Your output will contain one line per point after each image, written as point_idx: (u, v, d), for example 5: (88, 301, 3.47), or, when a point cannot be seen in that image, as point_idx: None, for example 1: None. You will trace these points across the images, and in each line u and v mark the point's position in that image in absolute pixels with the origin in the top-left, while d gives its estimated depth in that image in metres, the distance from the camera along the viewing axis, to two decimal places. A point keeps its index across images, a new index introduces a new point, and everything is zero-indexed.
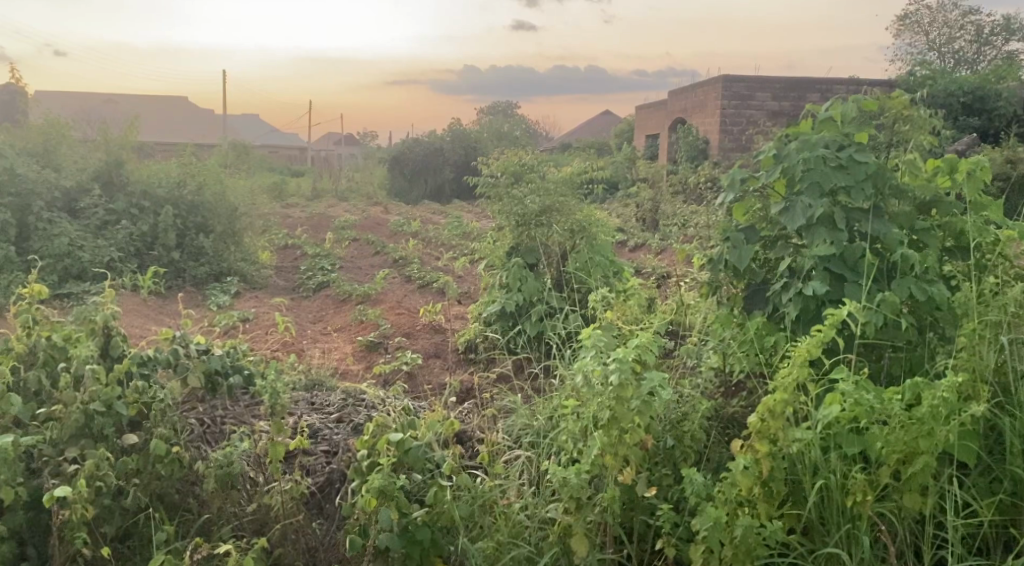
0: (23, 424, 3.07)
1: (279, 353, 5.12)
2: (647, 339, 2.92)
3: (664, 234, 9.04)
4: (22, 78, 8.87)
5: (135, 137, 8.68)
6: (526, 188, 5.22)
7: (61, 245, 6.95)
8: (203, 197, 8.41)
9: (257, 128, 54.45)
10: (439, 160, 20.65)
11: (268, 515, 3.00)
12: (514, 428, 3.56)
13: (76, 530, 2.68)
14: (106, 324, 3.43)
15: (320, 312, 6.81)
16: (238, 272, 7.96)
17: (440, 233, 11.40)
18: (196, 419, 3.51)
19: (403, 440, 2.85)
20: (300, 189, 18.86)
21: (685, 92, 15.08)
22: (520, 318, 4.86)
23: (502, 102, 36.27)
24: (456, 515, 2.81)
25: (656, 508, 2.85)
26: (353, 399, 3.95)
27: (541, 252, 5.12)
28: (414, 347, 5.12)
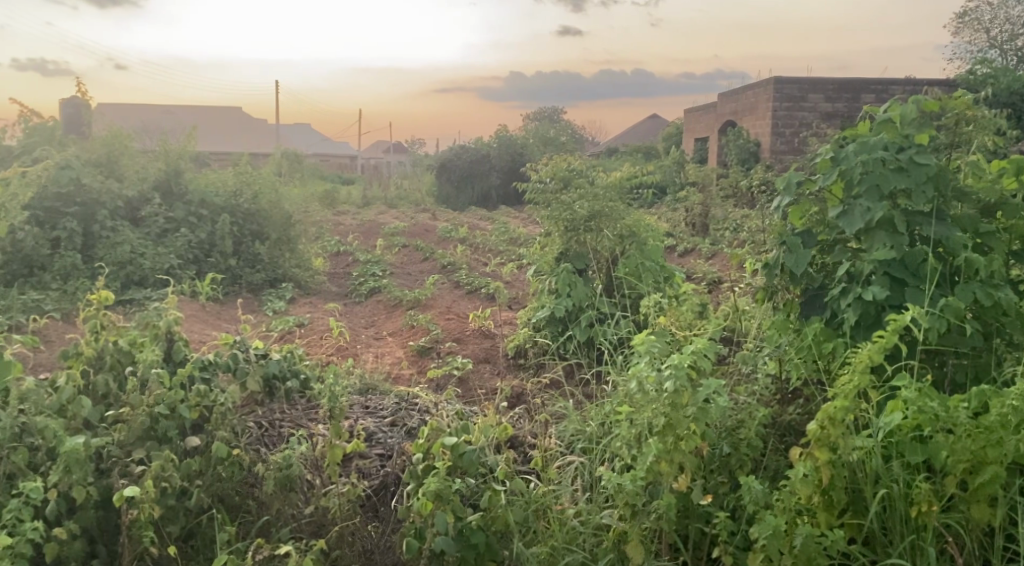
0: (92, 425, 3.16)
1: (333, 358, 5.20)
2: (702, 345, 2.89)
3: (715, 238, 8.92)
4: (87, 92, 9.19)
5: (193, 147, 8.93)
6: (575, 194, 5.22)
7: (123, 252, 7.17)
8: (259, 205, 8.61)
9: (308, 136, 55.35)
10: (486, 166, 20.75)
11: (326, 517, 3.05)
12: (567, 433, 3.54)
13: (143, 529, 2.76)
14: (169, 329, 3.59)
15: (372, 318, 6.88)
16: (292, 278, 8.11)
17: (487, 239, 11.46)
18: (255, 422, 3.58)
19: (458, 444, 2.88)
20: (350, 197, 19.14)
21: (735, 95, 14.89)
22: (570, 324, 4.86)
23: (548, 108, 36.31)
24: (511, 520, 2.82)
25: (711, 516, 2.83)
26: (407, 403, 3.99)
27: (590, 257, 5.11)
28: (465, 352, 5.16)
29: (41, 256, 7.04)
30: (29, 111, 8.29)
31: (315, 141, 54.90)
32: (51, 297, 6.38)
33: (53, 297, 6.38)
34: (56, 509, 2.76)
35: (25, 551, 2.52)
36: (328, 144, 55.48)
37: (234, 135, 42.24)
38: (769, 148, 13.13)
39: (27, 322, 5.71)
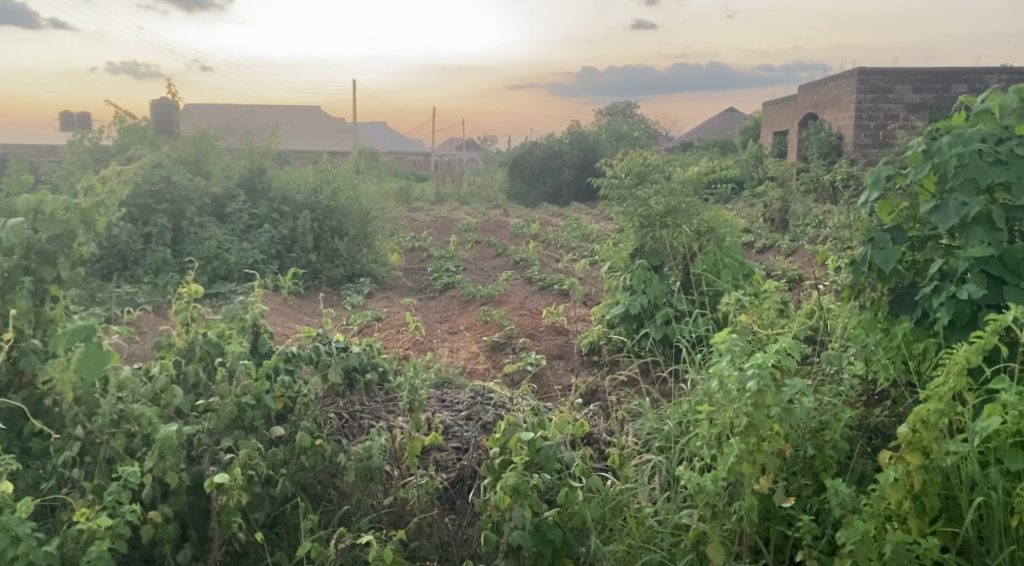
0: (184, 414, 3.29)
1: (411, 351, 5.29)
2: (787, 344, 2.81)
3: (794, 234, 8.69)
4: (177, 94, 9.55)
5: (275, 145, 9.20)
6: (651, 189, 5.14)
7: (210, 247, 7.43)
8: (338, 203, 8.82)
9: (382, 134, 56.34)
10: (558, 162, 20.74)
11: (404, 509, 3.12)
12: (643, 431, 3.49)
13: (232, 515, 2.85)
14: (255, 322, 3.72)
15: (447, 313, 6.97)
16: (369, 273, 8.28)
17: (560, 235, 11.46)
18: (336, 414, 3.65)
19: (535, 439, 2.89)
20: (424, 195, 19.43)
21: (816, 86, 14.46)
22: (646, 321, 4.81)
23: (620, 103, 35.98)
24: (588, 517, 2.83)
25: (793, 519, 2.77)
26: (482, 397, 4.02)
27: (666, 254, 5.03)
28: (539, 348, 5.17)
29: (135, 251, 7.37)
30: (124, 112, 8.66)
31: (389, 138, 55.84)
32: (143, 290, 6.67)
33: (146, 291, 6.67)
34: (151, 493, 2.88)
35: (124, 533, 2.64)
36: (403, 142, 56.25)
37: (312, 134, 43.33)
38: (852, 141, 12.70)
39: (122, 313, 5.99)
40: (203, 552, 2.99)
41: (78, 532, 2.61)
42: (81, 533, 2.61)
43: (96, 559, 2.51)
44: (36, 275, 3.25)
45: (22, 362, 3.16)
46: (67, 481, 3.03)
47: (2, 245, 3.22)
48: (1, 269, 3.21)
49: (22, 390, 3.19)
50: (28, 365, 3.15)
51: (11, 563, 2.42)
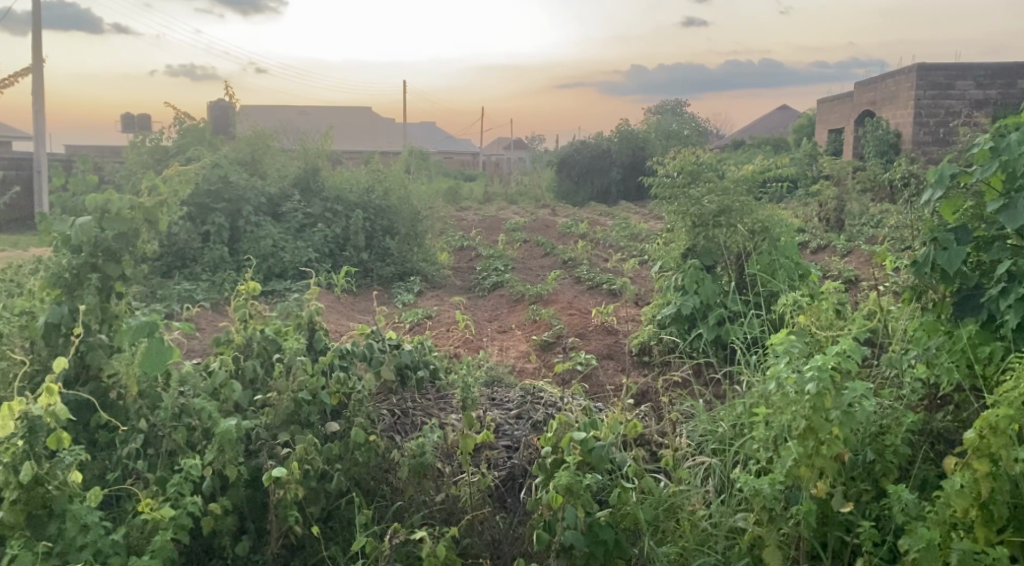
0: (242, 409, 3.35)
1: (461, 349, 5.31)
2: (848, 346, 2.76)
3: (850, 235, 8.49)
4: (234, 95, 9.76)
5: (328, 146, 9.34)
6: (704, 188, 5.06)
7: (266, 246, 7.58)
8: (389, 202, 8.92)
9: (430, 133, 56.74)
10: (606, 161, 20.63)
11: (456, 505, 3.14)
12: (696, 433, 3.45)
13: (289, 509, 2.90)
14: (311, 319, 3.79)
15: (495, 312, 6.99)
16: (419, 272, 8.36)
17: (609, 234, 11.39)
18: (388, 410, 3.69)
19: (587, 439, 2.87)
20: (472, 194, 19.52)
21: (874, 83, 14.11)
22: (698, 322, 4.76)
23: (668, 102, 35.62)
24: (641, 517, 2.82)
25: (852, 525, 2.71)
26: (532, 396, 4.02)
27: (720, 254, 4.95)
28: (589, 348, 5.15)
29: (194, 249, 7.54)
30: (183, 113, 8.88)
31: (437, 137, 56.20)
32: (202, 287, 6.82)
33: (204, 288, 6.83)
34: (211, 486, 2.94)
35: (186, 523, 2.71)
36: (451, 141, 56.54)
37: (362, 133, 43.86)
38: (911, 139, 12.37)
39: (182, 310, 6.15)
40: (261, 544, 3.05)
41: (143, 522, 2.69)
42: (146, 523, 2.69)
43: (160, 549, 2.59)
44: (103, 271, 3.34)
45: (89, 356, 3.23)
46: (131, 472, 3.10)
47: (72, 243, 3.33)
48: (71, 266, 3.32)
49: (89, 383, 3.26)
50: (94, 360, 3.22)
51: (80, 551, 2.50)
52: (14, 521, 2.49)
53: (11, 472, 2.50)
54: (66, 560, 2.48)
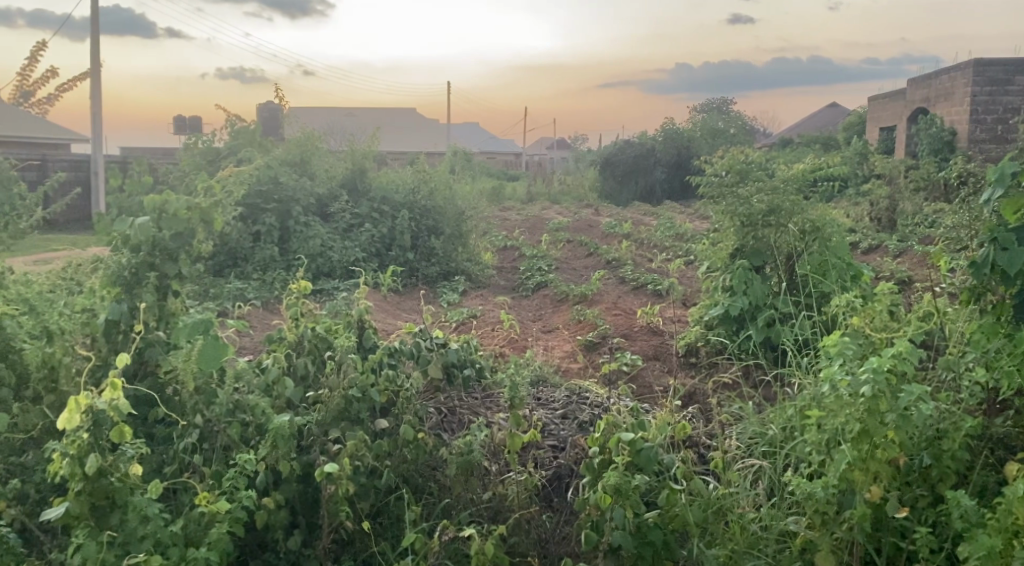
0: (294, 405, 3.41)
1: (507, 349, 5.33)
2: (904, 348, 2.71)
3: (903, 236, 8.30)
4: (284, 98, 9.93)
5: (375, 147, 9.45)
6: (752, 187, 4.97)
7: (314, 246, 7.69)
8: (434, 203, 8.99)
9: (473, 134, 56.99)
10: (651, 161, 20.49)
11: (503, 504, 3.16)
12: (745, 435, 3.42)
13: (340, 504, 2.95)
14: (360, 318, 3.84)
15: (540, 311, 7.00)
16: (464, 271, 8.42)
17: (653, 234, 11.32)
18: (435, 408, 3.72)
19: (636, 440, 2.86)
20: (516, 194, 19.55)
21: (928, 79, 13.77)
22: (746, 324, 4.70)
23: (714, 100, 35.24)
24: (690, 519, 2.80)
25: (908, 530, 2.67)
26: (578, 397, 4.02)
27: (769, 254, 4.87)
28: (635, 348, 5.12)
29: (245, 249, 7.69)
30: (234, 115, 9.07)
31: (481, 138, 56.39)
32: (253, 286, 6.96)
33: (255, 287, 6.97)
34: (264, 480, 3.00)
35: (241, 517, 2.77)
36: (494, 141, 56.67)
37: (407, 134, 44.24)
38: (966, 136, 12.05)
39: (233, 309, 6.28)
40: (312, 539, 3.10)
41: (200, 515, 2.76)
42: (202, 515, 2.75)
43: (216, 541, 2.65)
44: (161, 270, 3.43)
45: (147, 353, 3.33)
46: (188, 466, 3.18)
47: (131, 242, 3.43)
48: (130, 265, 3.42)
49: (147, 379, 3.36)
50: (152, 356, 3.32)
51: (142, 541, 2.58)
52: (79, 511, 2.58)
53: (78, 464, 2.59)
54: (127, 550, 2.57)
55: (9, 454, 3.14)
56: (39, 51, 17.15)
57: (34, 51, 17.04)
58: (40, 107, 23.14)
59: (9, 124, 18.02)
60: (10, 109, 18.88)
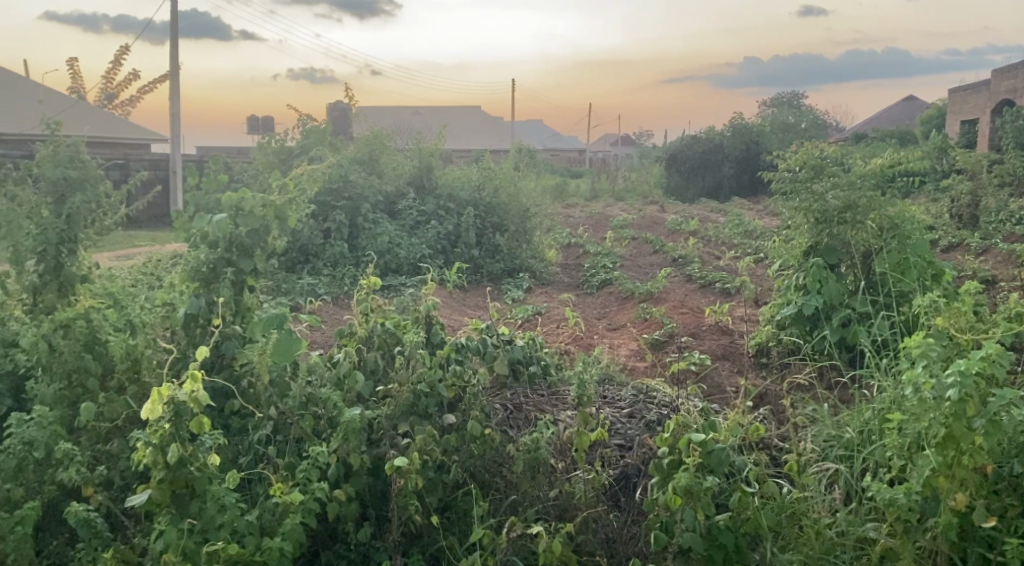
0: (364, 399, 3.47)
1: (572, 346, 5.31)
2: (995, 350, 2.59)
3: (986, 233, 7.96)
4: (353, 97, 10.09)
5: (441, 144, 9.53)
6: (827, 182, 4.80)
7: (382, 243, 7.81)
8: (499, 200, 9.03)
9: (538, 131, 57.02)
10: (718, 157, 20.17)
11: (570, 502, 3.16)
12: (820, 438, 3.32)
13: (409, 498, 2.98)
14: (428, 314, 3.87)
15: (605, 309, 6.94)
16: (528, 269, 8.43)
17: (721, 231, 11.13)
18: (501, 405, 3.73)
19: (707, 441, 2.80)
20: (580, 190, 19.48)
21: (1015, 69, 13.15)
22: (821, 323, 4.56)
23: (783, 94, 34.41)
24: (763, 523, 2.74)
25: (994, 540, 2.57)
26: (645, 395, 3.98)
27: (845, 252, 4.72)
28: (703, 347, 5.04)
29: (316, 245, 7.85)
30: (306, 115, 9.27)
31: (545, 135, 56.39)
32: (324, 282, 7.11)
33: (325, 282, 7.11)
34: (336, 473, 3.06)
35: (314, 508, 2.83)
36: (557, 138, 56.53)
37: (471, 132, 44.53)
38: None
39: (305, 304, 6.42)
40: (381, 532, 3.15)
41: (274, 505, 2.83)
42: (276, 506, 2.82)
43: (290, 531, 2.72)
44: (237, 265, 3.52)
45: (224, 346, 3.41)
46: (262, 457, 3.26)
47: (209, 238, 3.53)
48: (208, 260, 3.52)
49: (223, 371, 3.44)
50: (229, 349, 3.40)
51: (220, 529, 2.66)
52: (161, 499, 2.67)
53: (160, 453, 2.68)
54: (206, 537, 2.64)
55: (95, 441, 3.26)
56: (122, 54, 17.85)
57: (117, 54, 17.73)
58: (122, 108, 24.08)
59: (94, 125, 18.80)
60: (95, 111, 19.71)
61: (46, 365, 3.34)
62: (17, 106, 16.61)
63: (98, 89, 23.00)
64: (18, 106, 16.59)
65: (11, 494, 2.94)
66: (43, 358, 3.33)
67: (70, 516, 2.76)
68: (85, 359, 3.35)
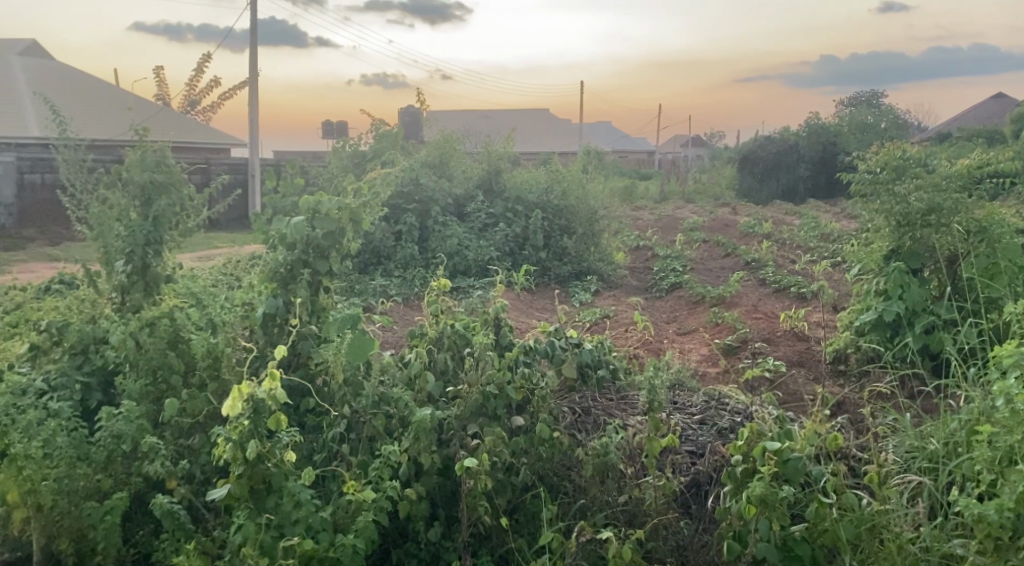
0: (434, 399, 3.51)
1: (641, 350, 5.26)
2: None
3: None
4: (424, 101, 10.22)
5: (511, 147, 9.58)
6: (911, 183, 4.57)
7: (452, 245, 7.88)
8: (568, 202, 9.01)
9: (607, 133, 56.77)
10: (793, 158, 19.70)
11: (639, 508, 3.14)
12: (902, 449, 3.20)
13: (478, 499, 3.00)
14: (497, 316, 3.88)
15: (674, 313, 6.85)
16: (597, 272, 8.40)
17: (795, 234, 10.86)
18: (570, 408, 3.72)
19: (782, 449, 2.73)
20: (648, 192, 19.28)
21: None
22: (903, 330, 4.40)
23: (862, 93, 33.33)
24: (841, 536, 2.65)
25: None
26: (717, 402, 3.90)
27: (929, 256, 4.52)
28: (777, 353, 4.92)
29: (387, 247, 7.98)
30: (379, 119, 9.45)
31: (614, 136, 56.05)
32: (395, 283, 7.21)
33: (396, 284, 7.21)
34: (407, 472, 3.09)
35: (386, 506, 2.88)
36: (626, 139, 56.13)
37: (540, 134, 44.59)
38: None
39: (377, 304, 6.54)
40: (451, 532, 3.18)
41: (348, 503, 2.88)
42: (350, 503, 2.87)
43: (363, 529, 2.76)
44: (313, 267, 3.61)
45: (300, 345, 3.52)
46: (335, 455, 3.33)
47: (287, 240, 3.62)
48: (286, 262, 3.61)
49: (299, 370, 3.53)
50: (305, 348, 3.50)
51: (295, 524, 2.73)
52: (240, 493, 2.74)
53: (239, 448, 2.76)
54: (282, 532, 2.72)
55: (178, 436, 3.37)
56: (205, 63, 18.53)
57: (200, 61, 18.37)
58: (205, 114, 24.98)
59: (180, 131, 19.58)
60: (180, 117, 20.50)
61: (133, 362, 3.47)
62: (108, 113, 17.38)
63: (181, 96, 23.90)
64: (109, 114, 17.37)
65: (102, 484, 3.09)
66: (131, 355, 3.47)
67: (156, 508, 2.87)
68: (169, 356, 3.48)
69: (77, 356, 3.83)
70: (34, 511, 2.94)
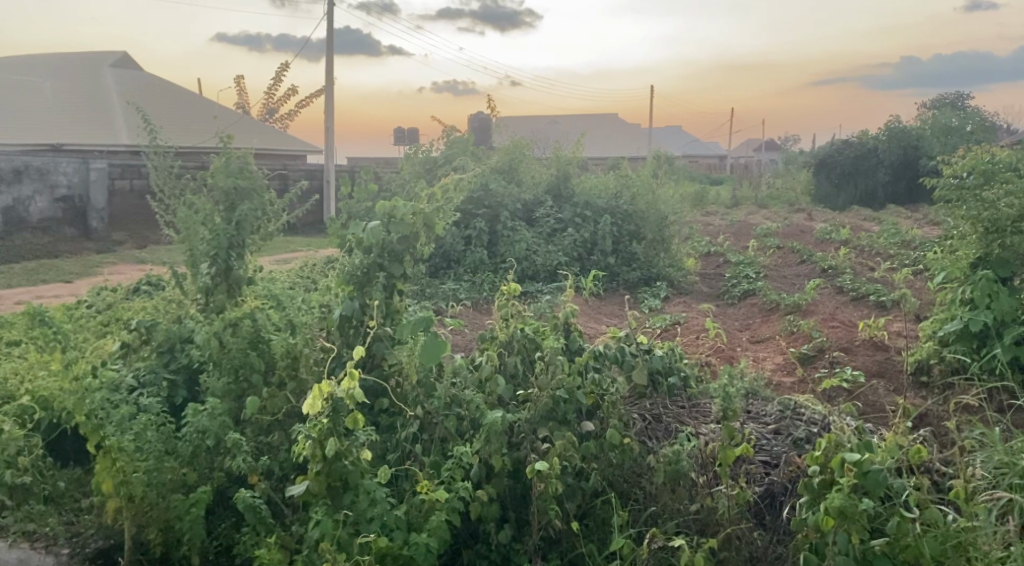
0: (505, 402, 3.54)
1: (713, 358, 5.19)
2: None
3: None
4: (495, 107, 10.33)
5: (580, 153, 9.58)
6: (1000, 189, 4.37)
7: (521, 250, 7.93)
8: (637, 207, 8.95)
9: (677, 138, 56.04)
10: (872, 162, 19.09)
11: (711, 517, 3.08)
12: (990, 465, 3.07)
13: (548, 502, 3.01)
14: (567, 321, 3.89)
15: (747, 321, 6.72)
16: (667, 278, 8.31)
17: (875, 241, 10.52)
18: (640, 414, 3.69)
19: (863, 461, 2.63)
20: (720, 197, 18.96)
21: None
22: (991, 341, 4.23)
23: (946, 94, 32.03)
24: (925, 551, 2.57)
25: None
26: (792, 411, 3.81)
27: (1020, 264, 4.33)
28: (855, 363, 4.79)
29: (457, 251, 8.07)
30: (450, 125, 9.60)
31: (685, 141, 55.33)
32: (465, 288, 7.28)
33: (466, 287, 7.29)
34: (477, 473, 3.13)
35: (458, 507, 2.91)
36: (697, 144, 55.32)
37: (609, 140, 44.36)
38: None
39: (447, 308, 6.63)
40: (521, 534, 3.19)
41: (421, 502, 2.93)
42: (423, 502, 2.92)
43: (436, 528, 2.81)
44: (388, 270, 3.68)
45: (375, 346, 3.60)
46: (408, 454, 3.39)
47: (363, 244, 3.70)
48: (362, 265, 3.70)
49: (374, 370, 3.61)
50: (380, 349, 3.58)
51: (370, 521, 2.80)
52: (318, 489, 2.82)
53: (318, 446, 2.84)
54: (357, 529, 2.79)
55: (259, 433, 3.50)
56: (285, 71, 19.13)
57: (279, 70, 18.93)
58: (283, 122, 25.74)
59: (262, 139, 20.27)
60: (261, 125, 21.23)
61: (216, 361, 3.60)
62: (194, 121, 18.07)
63: (261, 104, 24.67)
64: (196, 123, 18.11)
65: (187, 478, 3.22)
66: (214, 354, 3.60)
67: (239, 502, 2.97)
68: (250, 356, 3.59)
69: (163, 355, 4.02)
70: (126, 502, 3.09)
